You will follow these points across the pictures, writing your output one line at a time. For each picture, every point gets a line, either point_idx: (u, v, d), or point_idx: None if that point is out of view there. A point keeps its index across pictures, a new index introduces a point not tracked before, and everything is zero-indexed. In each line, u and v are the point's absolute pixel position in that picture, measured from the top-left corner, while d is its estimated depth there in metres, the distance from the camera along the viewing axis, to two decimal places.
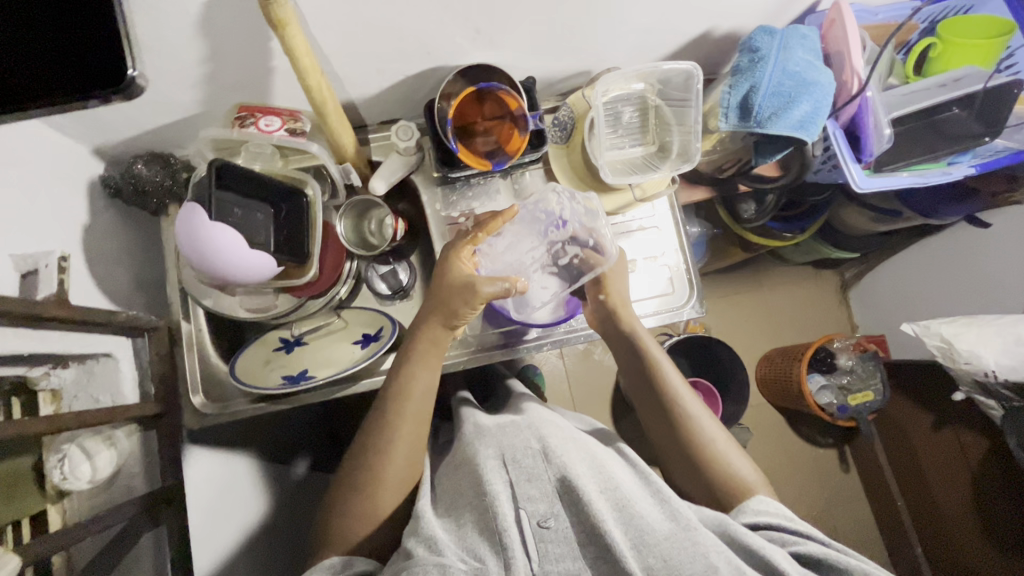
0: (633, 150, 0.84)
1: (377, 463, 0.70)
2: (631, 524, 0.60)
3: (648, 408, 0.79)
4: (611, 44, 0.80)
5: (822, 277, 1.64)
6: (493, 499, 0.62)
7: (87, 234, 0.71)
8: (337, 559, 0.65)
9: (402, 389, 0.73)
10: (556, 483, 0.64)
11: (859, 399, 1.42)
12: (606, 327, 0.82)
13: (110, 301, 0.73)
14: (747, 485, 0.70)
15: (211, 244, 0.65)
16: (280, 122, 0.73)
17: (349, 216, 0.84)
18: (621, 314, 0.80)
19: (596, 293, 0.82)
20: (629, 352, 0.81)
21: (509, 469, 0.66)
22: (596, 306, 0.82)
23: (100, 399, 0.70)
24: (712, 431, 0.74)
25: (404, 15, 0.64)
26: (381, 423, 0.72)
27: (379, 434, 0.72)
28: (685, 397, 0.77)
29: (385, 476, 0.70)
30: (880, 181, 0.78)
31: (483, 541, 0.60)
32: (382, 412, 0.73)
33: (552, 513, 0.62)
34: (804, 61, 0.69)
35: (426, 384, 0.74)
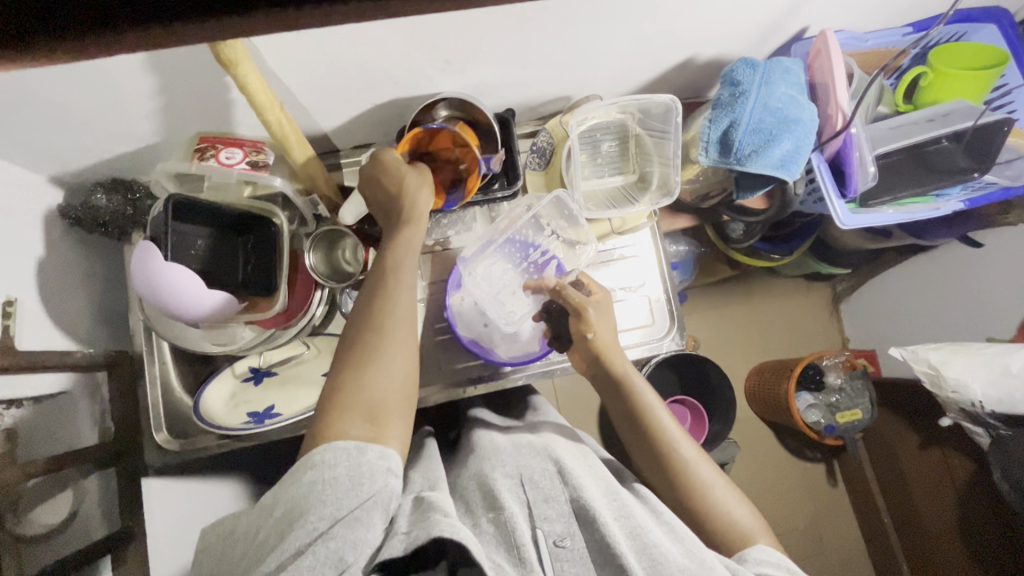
0: (612, 179, 0.82)
1: (379, 346, 0.58)
2: (646, 553, 0.58)
3: (641, 455, 0.72)
4: (590, 72, 0.77)
5: (813, 292, 1.61)
6: (512, 515, 0.62)
7: (43, 267, 0.68)
8: (352, 442, 0.53)
9: (391, 263, 0.63)
10: (572, 503, 0.64)
11: (847, 418, 1.40)
12: (592, 367, 0.75)
13: (67, 337, 0.70)
14: (746, 532, 0.65)
15: (195, 307, 0.66)
16: (241, 155, 0.70)
17: (319, 249, 0.79)
18: (608, 356, 0.73)
19: (581, 331, 0.74)
20: (616, 395, 0.73)
21: (525, 489, 0.66)
22: (580, 346, 0.75)
23: (60, 441, 0.68)
24: (708, 475, 0.68)
25: (369, 49, 0.62)
26: (370, 308, 0.61)
27: (371, 318, 0.60)
28: (677, 439, 0.70)
29: (388, 351, 0.58)
30: (865, 218, 0.75)
31: (500, 551, 0.60)
32: (371, 290, 0.62)
33: (568, 532, 0.62)
34: (786, 96, 0.66)
35: (412, 265, 0.64)
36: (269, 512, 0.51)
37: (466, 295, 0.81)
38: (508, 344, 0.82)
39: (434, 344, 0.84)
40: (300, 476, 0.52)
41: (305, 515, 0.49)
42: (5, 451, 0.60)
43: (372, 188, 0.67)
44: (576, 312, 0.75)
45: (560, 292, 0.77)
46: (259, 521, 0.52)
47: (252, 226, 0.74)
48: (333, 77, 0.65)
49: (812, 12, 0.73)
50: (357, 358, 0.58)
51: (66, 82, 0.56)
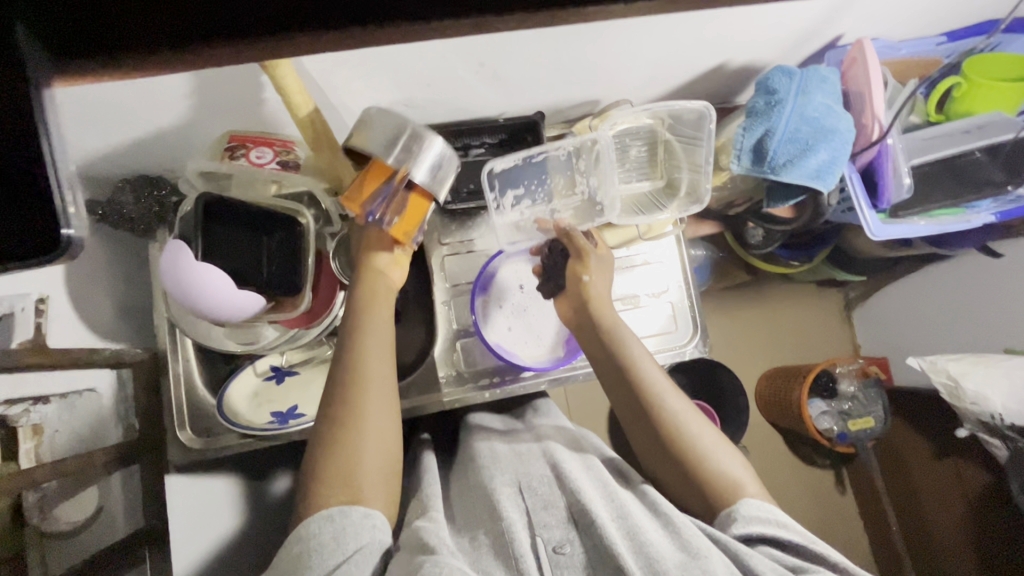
0: (640, 184, 0.82)
1: (353, 417, 0.60)
2: (643, 551, 0.56)
3: (626, 408, 0.71)
4: (621, 76, 0.77)
5: (826, 298, 1.60)
6: (510, 524, 0.60)
7: (70, 264, 0.68)
8: (334, 508, 0.56)
9: (357, 325, 0.64)
10: (570, 509, 0.62)
11: (859, 425, 1.39)
12: (580, 317, 0.74)
13: (93, 335, 0.70)
14: (738, 481, 0.65)
15: (236, 306, 0.67)
16: (272, 154, 0.71)
17: (343, 249, 0.78)
18: (598, 304, 0.73)
19: (577, 274, 0.74)
20: (601, 351, 0.72)
21: (524, 496, 0.64)
22: (571, 292, 0.75)
23: (86, 439, 0.68)
24: (699, 426, 0.67)
25: (407, 52, 0.61)
26: (341, 364, 0.63)
27: (344, 372, 0.62)
28: (663, 394, 0.69)
29: (364, 414, 0.60)
30: (896, 229, 0.75)
31: (498, 565, 0.57)
32: (344, 344, 0.64)
33: (567, 539, 0.60)
34: (823, 106, 0.66)
35: (380, 323, 0.65)
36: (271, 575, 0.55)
37: (491, 298, 0.82)
38: (530, 347, 0.82)
39: (451, 347, 0.83)
40: (291, 546, 0.54)
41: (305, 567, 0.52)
42: (31, 449, 0.60)
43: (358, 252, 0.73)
44: (577, 256, 0.75)
45: (566, 233, 0.76)
46: None
47: (277, 226, 0.72)
48: (366, 79, 0.65)
49: (849, 19, 0.72)
50: (333, 420, 0.60)
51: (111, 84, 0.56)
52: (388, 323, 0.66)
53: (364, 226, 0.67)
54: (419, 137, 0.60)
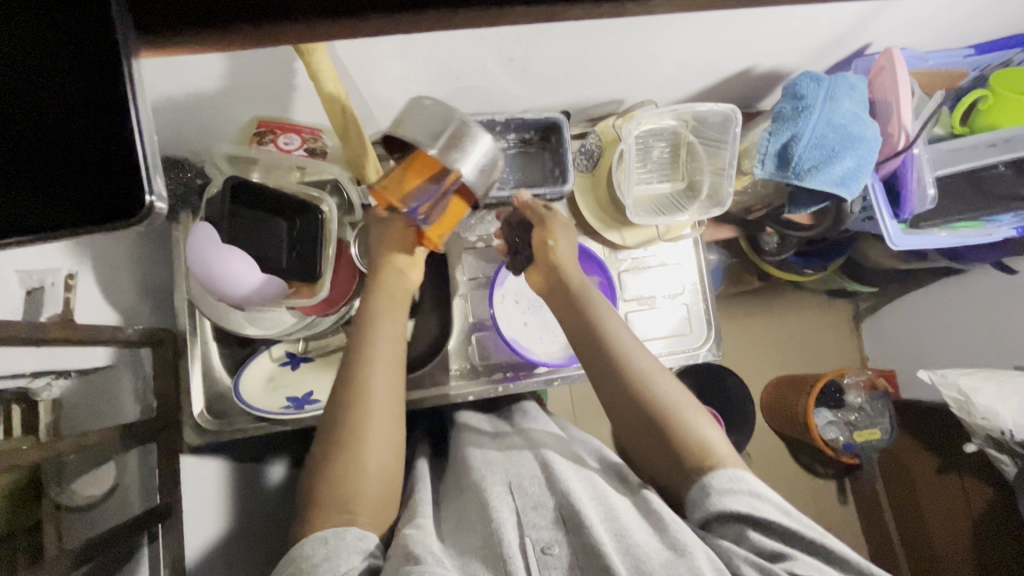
0: (661, 186, 0.82)
1: (355, 437, 0.61)
2: (629, 553, 0.55)
3: (597, 377, 0.69)
4: (647, 77, 0.77)
5: (835, 308, 1.59)
6: (500, 525, 0.59)
7: (97, 243, 0.69)
8: (330, 530, 0.56)
9: (360, 347, 0.65)
10: (560, 510, 0.61)
11: (865, 437, 1.38)
12: (550, 282, 0.73)
13: (116, 312, 0.71)
14: (710, 443, 0.64)
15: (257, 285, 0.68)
16: (299, 141, 0.72)
17: (364, 238, 0.79)
18: (567, 266, 0.72)
19: (543, 239, 0.73)
20: (574, 314, 0.71)
21: (514, 496, 0.63)
22: (540, 259, 0.74)
23: (103, 414, 0.68)
24: (665, 385, 0.67)
25: (437, 43, 0.61)
26: (345, 381, 0.64)
27: (347, 390, 0.63)
28: (632, 353, 0.69)
29: (366, 431, 0.61)
30: (915, 240, 0.76)
31: (485, 566, 0.56)
32: (349, 363, 0.65)
33: (555, 540, 0.59)
34: (850, 113, 0.66)
35: (388, 338, 0.66)
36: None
37: (507, 292, 0.82)
38: (545, 343, 0.82)
39: (462, 340, 0.83)
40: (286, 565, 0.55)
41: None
42: (49, 423, 0.62)
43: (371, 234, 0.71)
44: (540, 223, 0.74)
45: (527, 206, 0.75)
46: None
47: (299, 212, 0.72)
48: (396, 70, 0.65)
49: (879, 28, 0.73)
50: (336, 434, 0.61)
51: (152, 65, 0.57)
52: (395, 337, 0.67)
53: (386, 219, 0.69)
54: (466, 131, 0.63)
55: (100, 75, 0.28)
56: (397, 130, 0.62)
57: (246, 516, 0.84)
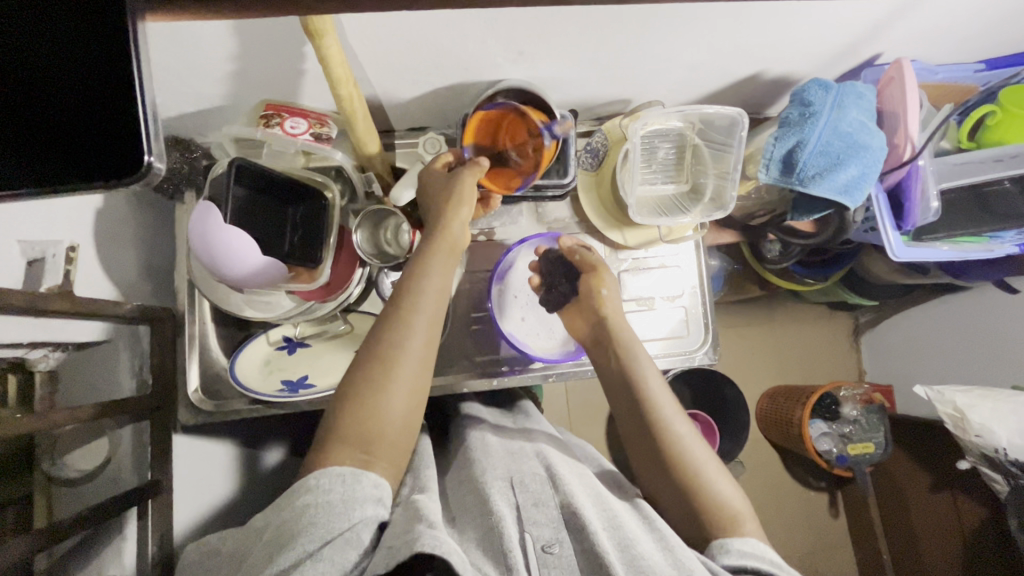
0: (664, 187, 0.82)
1: (387, 381, 0.61)
2: (633, 565, 0.55)
3: (632, 430, 0.71)
4: (656, 78, 0.77)
5: (833, 321, 1.59)
6: (500, 520, 0.59)
7: (99, 218, 0.69)
8: (347, 469, 0.56)
9: (405, 302, 0.65)
10: (563, 510, 0.62)
11: (859, 450, 1.39)
12: (595, 331, 0.76)
13: (116, 289, 0.71)
14: (737, 513, 0.63)
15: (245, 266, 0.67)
16: (306, 125, 0.71)
17: (365, 226, 0.80)
18: (614, 317, 0.75)
19: (595, 287, 0.77)
20: (612, 365, 0.73)
21: (515, 492, 0.64)
22: (587, 307, 0.77)
23: (98, 388, 0.68)
24: (701, 453, 0.67)
25: (447, 33, 0.61)
26: (390, 324, 0.64)
27: (389, 338, 0.63)
28: (669, 417, 0.69)
29: (400, 372, 0.61)
30: (917, 252, 0.75)
31: (487, 560, 0.57)
32: (392, 311, 0.65)
33: (557, 539, 0.59)
34: (857, 122, 0.66)
35: (436, 291, 0.66)
36: (263, 534, 0.54)
37: (508, 287, 0.83)
38: (540, 339, 0.82)
39: (461, 332, 0.83)
40: (293, 496, 0.55)
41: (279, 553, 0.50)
42: (43, 396, 0.63)
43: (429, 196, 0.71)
44: (591, 271, 0.78)
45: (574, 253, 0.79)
46: (250, 543, 0.55)
47: (303, 199, 0.75)
48: (405, 59, 0.65)
49: (890, 39, 0.73)
50: (369, 371, 0.61)
51: (160, 41, 0.57)
52: (440, 292, 0.66)
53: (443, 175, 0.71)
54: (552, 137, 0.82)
55: (106, 45, 0.31)
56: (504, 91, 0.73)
57: (234, 498, 0.84)
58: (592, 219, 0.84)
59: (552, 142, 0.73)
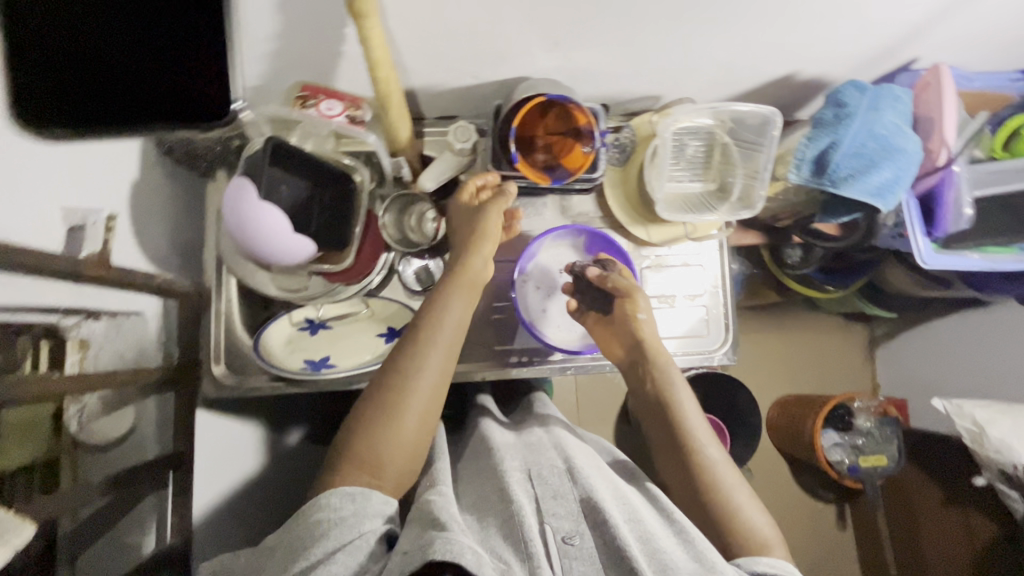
0: (692, 185, 0.81)
1: (401, 408, 0.62)
2: (656, 557, 0.56)
3: (666, 453, 0.70)
4: (689, 75, 0.77)
5: (849, 331, 1.58)
6: (519, 508, 0.59)
7: (134, 191, 0.70)
8: (355, 489, 0.57)
9: (423, 330, 0.66)
10: (582, 503, 0.61)
11: (871, 462, 1.37)
12: (632, 354, 0.75)
13: (148, 262, 0.72)
14: (763, 542, 0.62)
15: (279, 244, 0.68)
16: (341, 107, 0.70)
17: (392, 211, 0.81)
18: (650, 344, 0.74)
19: (631, 313, 0.75)
20: (643, 389, 0.74)
21: (533, 485, 0.64)
22: (624, 330, 0.76)
23: (126, 356, 0.69)
24: (734, 482, 0.66)
25: (487, 20, 0.62)
26: (409, 351, 0.65)
27: (407, 365, 0.64)
28: (703, 441, 0.69)
29: (414, 401, 0.62)
30: (947, 259, 0.74)
31: (507, 548, 0.56)
32: (412, 339, 0.66)
33: (577, 531, 0.59)
34: (892, 124, 0.65)
35: (455, 322, 0.67)
36: (273, 552, 0.54)
37: (528, 277, 0.83)
38: (561, 331, 0.83)
39: (482, 322, 0.84)
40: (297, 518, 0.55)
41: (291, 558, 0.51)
42: (77, 361, 0.62)
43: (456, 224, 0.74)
44: (625, 295, 0.76)
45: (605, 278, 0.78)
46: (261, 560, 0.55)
47: (331, 181, 0.75)
48: (443, 45, 0.66)
49: (928, 43, 0.72)
50: (384, 401, 0.62)
51: None
52: (458, 329, 0.67)
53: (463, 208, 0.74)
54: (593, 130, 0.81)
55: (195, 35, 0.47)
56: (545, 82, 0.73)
57: (249, 476, 0.85)
58: (622, 219, 0.85)
59: (592, 153, 0.75)
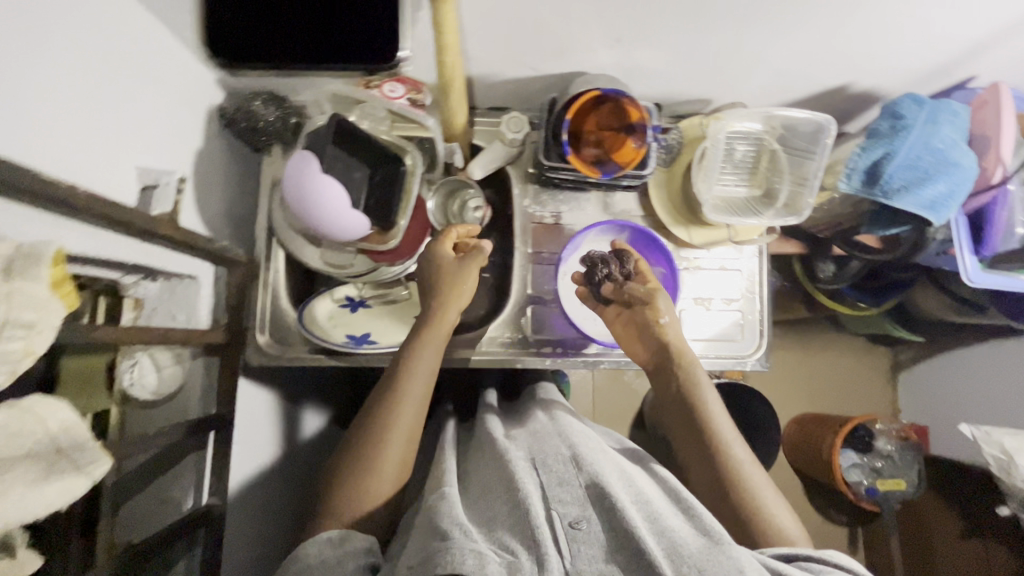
0: (738, 190, 0.82)
1: (376, 455, 0.64)
2: (664, 534, 0.54)
3: (690, 454, 0.70)
4: (743, 79, 0.78)
5: (873, 354, 1.56)
6: (526, 496, 0.58)
7: (197, 159, 0.72)
8: (334, 533, 0.59)
9: (397, 374, 0.68)
10: (587, 488, 0.59)
11: (889, 486, 1.34)
12: (658, 355, 0.74)
13: (206, 227, 0.74)
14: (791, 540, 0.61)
15: (339, 217, 0.70)
16: (403, 90, 0.74)
17: (439, 196, 0.85)
18: (677, 345, 0.73)
19: (653, 317, 0.74)
20: (667, 387, 0.74)
21: (539, 473, 0.63)
22: (648, 335, 0.75)
23: (177, 317, 0.72)
24: (760, 479, 0.66)
25: (556, 13, 0.63)
26: (382, 402, 0.67)
27: (380, 417, 0.66)
28: (729, 439, 0.69)
29: (388, 444, 0.65)
30: (995, 278, 0.75)
31: (511, 534, 0.55)
32: (383, 390, 0.68)
33: (584, 516, 0.56)
34: (949, 138, 0.65)
35: (425, 366, 0.69)
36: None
37: (569, 270, 0.84)
38: (598, 324, 0.84)
39: (519, 312, 0.85)
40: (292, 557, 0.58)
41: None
42: (133, 317, 0.65)
43: (426, 271, 0.76)
44: (647, 300, 0.74)
45: (622, 287, 0.76)
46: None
47: (384, 161, 0.76)
48: (509, 35, 0.67)
49: (987, 61, 0.72)
50: (358, 458, 0.64)
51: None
52: (430, 375, 0.69)
53: (436, 253, 0.75)
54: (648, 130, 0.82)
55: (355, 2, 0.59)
56: (597, 77, 0.74)
57: (279, 445, 0.87)
58: (665, 220, 0.85)
59: (643, 149, 0.76)
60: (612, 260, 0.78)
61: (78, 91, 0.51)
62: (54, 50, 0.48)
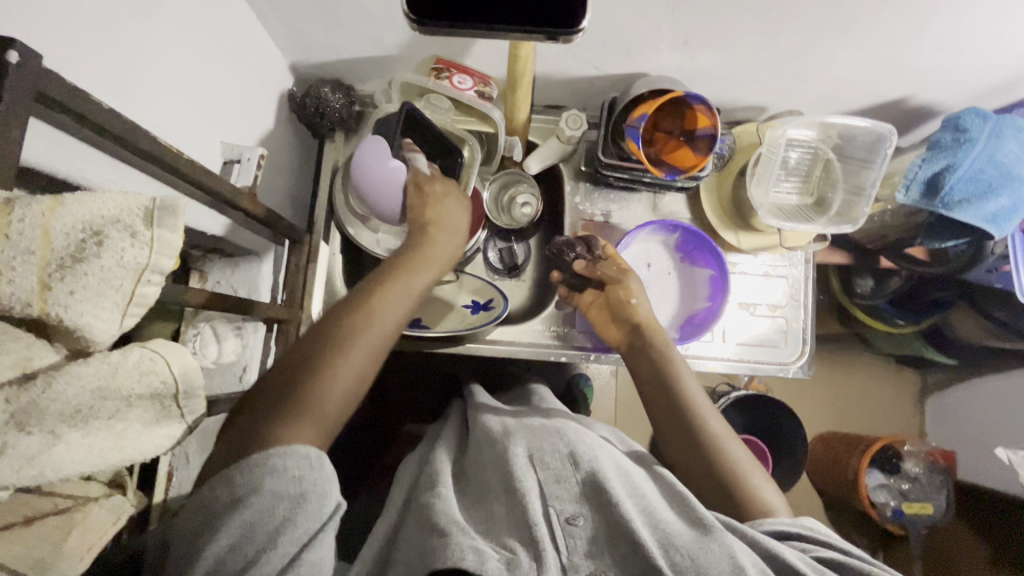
0: (790, 197, 0.83)
1: (348, 359, 0.54)
2: (659, 527, 0.52)
3: (670, 432, 0.67)
4: (802, 87, 0.79)
5: (903, 376, 1.54)
6: (523, 493, 0.55)
7: (266, 139, 0.75)
8: (312, 452, 0.48)
9: (382, 285, 0.60)
10: (584, 485, 0.57)
11: (915, 510, 1.31)
12: (631, 337, 0.75)
13: (270, 205, 0.77)
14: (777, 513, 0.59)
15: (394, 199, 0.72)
16: (471, 83, 0.74)
17: (496, 186, 0.88)
18: (648, 323, 0.75)
19: (625, 297, 0.76)
20: (650, 367, 0.71)
21: (536, 469, 0.59)
22: (621, 316, 0.76)
23: (238, 291, 0.74)
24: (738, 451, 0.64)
25: (631, 14, 0.65)
26: (363, 307, 0.58)
27: (359, 320, 0.57)
28: (706, 413, 0.67)
29: (365, 347, 0.56)
30: None
31: (510, 533, 0.52)
32: (360, 298, 0.59)
33: (581, 512, 0.54)
34: (1013, 153, 0.66)
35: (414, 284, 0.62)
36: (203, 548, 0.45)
37: None
38: None
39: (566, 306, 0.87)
40: (234, 475, 0.46)
41: (194, 559, 0.44)
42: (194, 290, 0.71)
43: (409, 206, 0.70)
44: (619, 279, 0.77)
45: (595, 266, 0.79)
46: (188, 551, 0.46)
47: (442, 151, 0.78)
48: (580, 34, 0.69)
49: None
50: (320, 361, 0.54)
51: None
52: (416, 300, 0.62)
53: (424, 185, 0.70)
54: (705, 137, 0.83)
55: None
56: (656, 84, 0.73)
57: None
58: (715, 224, 0.87)
59: (706, 156, 0.77)
60: (579, 243, 0.81)
61: (178, 66, 0.54)
62: (164, 26, 0.51)
